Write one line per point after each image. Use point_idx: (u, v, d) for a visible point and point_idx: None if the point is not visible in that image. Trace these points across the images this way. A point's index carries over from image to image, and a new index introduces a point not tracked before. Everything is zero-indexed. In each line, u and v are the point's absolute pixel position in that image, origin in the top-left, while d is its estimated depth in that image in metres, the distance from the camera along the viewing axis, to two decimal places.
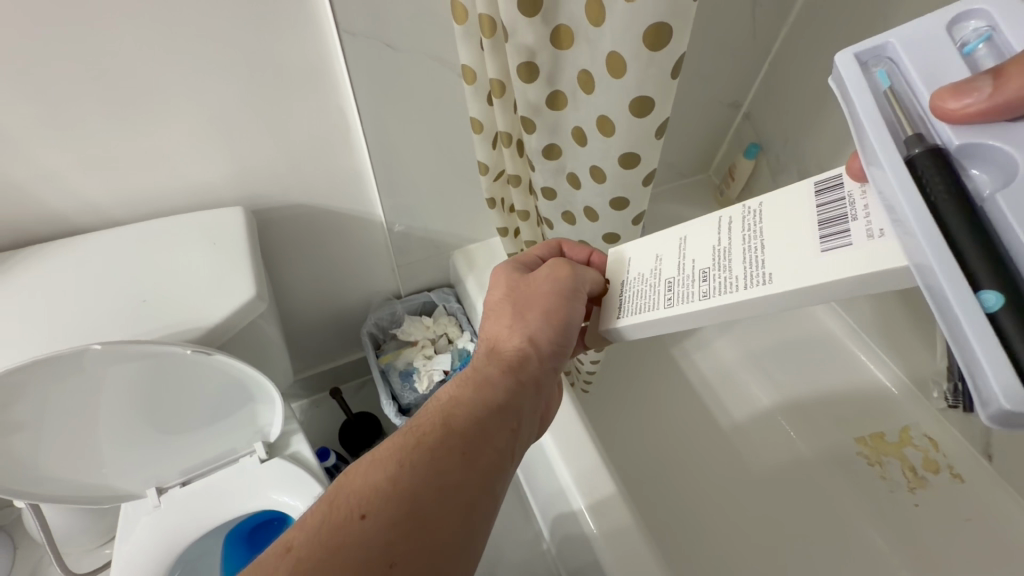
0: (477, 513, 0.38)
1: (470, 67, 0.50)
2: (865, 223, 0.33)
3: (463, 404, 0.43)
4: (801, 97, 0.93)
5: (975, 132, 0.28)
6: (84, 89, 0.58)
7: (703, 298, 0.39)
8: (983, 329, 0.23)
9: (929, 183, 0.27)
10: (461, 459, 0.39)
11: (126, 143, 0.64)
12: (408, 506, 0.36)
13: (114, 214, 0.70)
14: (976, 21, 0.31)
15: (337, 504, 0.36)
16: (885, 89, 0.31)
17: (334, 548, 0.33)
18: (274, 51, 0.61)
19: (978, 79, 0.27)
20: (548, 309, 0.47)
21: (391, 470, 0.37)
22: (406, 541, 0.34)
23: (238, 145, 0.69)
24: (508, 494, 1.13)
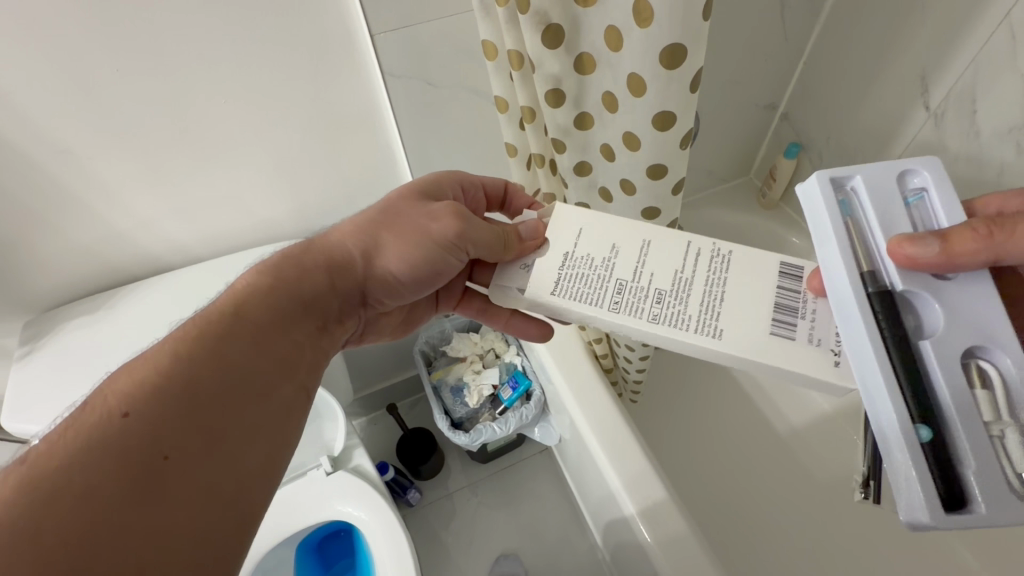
0: (265, 397, 0.40)
1: (502, 98, 0.53)
2: (809, 327, 0.41)
3: (260, 300, 0.43)
4: (842, 90, 0.91)
5: (918, 281, 0.34)
6: (173, 146, 0.66)
7: (651, 321, 0.43)
8: (917, 456, 0.30)
9: (881, 323, 0.33)
10: (249, 347, 0.40)
11: (207, 189, 0.72)
12: (185, 395, 0.36)
13: (198, 252, 0.79)
14: (915, 180, 0.38)
15: (93, 406, 0.34)
16: (847, 217, 0.37)
17: (88, 447, 0.32)
18: (330, 98, 0.68)
19: (928, 238, 0.34)
20: (412, 249, 0.48)
21: (162, 364, 0.36)
22: (179, 432, 0.34)
23: (300, 183, 0.76)
24: (562, 504, 1.14)
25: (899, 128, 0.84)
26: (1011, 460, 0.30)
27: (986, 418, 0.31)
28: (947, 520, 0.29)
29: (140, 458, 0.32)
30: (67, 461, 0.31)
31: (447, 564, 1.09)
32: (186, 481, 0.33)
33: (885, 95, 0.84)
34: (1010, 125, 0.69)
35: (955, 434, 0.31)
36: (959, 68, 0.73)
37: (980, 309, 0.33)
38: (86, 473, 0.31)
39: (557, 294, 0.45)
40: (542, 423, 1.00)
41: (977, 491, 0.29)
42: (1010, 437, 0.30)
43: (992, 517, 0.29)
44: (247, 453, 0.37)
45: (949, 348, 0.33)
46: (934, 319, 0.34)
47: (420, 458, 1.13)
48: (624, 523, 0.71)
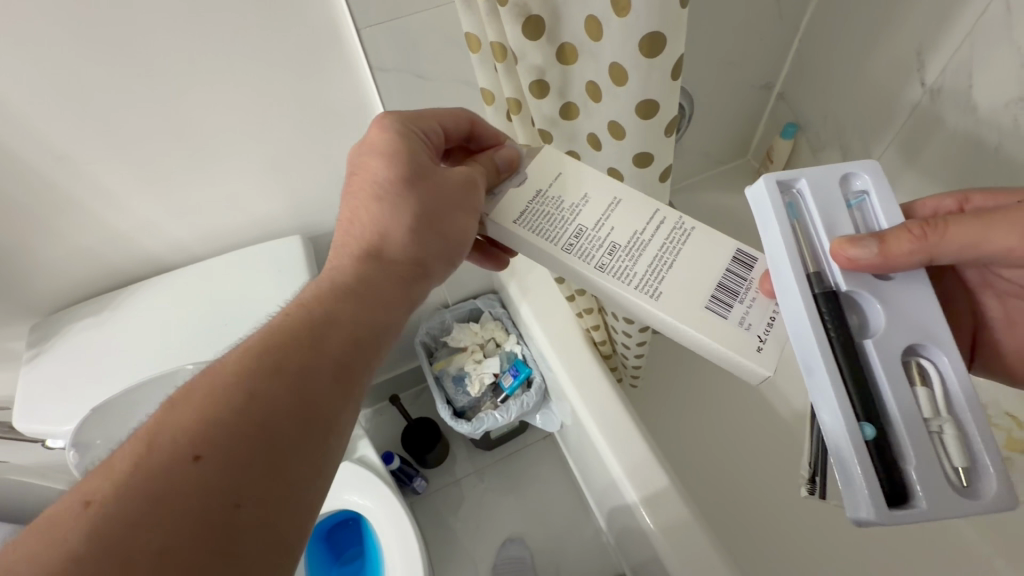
0: (337, 432, 0.37)
1: (488, 89, 0.54)
2: (743, 310, 0.42)
3: (323, 318, 0.40)
4: (839, 67, 0.90)
5: (860, 283, 0.37)
6: (167, 147, 0.67)
7: (596, 268, 0.44)
8: (864, 455, 0.32)
9: (827, 321, 0.36)
10: (325, 381, 0.37)
11: (204, 189, 0.73)
12: (259, 437, 0.33)
13: (197, 251, 0.80)
14: (856, 184, 0.41)
15: (159, 444, 0.32)
16: (793, 221, 0.39)
17: (162, 492, 0.30)
18: (321, 94, 0.68)
19: (868, 241, 0.36)
20: (442, 200, 0.45)
21: (239, 398, 0.34)
22: (255, 473, 0.33)
23: (294, 178, 0.77)
24: (568, 489, 1.16)
25: (896, 106, 0.83)
26: (947, 455, 0.33)
27: (926, 415, 0.34)
28: (887, 516, 0.31)
29: (218, 506, 0.31)
30: (139, 508, 0.29)
31: (455, 550, 1.12)
32: (261, 527, 0.32)
33: (881, 73, 0.83)
34: (1006, 99, 0.68)
35: (897, 433, 0.33)
36: (955, 43, 0.71)
37: (914, 306, 0.37)
38: (167, 522, 0.29)
39: (519, 224, 0.46)
40: (543, 410, 1.01)
41: (917, 488, 0.32)
42: (948, 434, 0.33)
43: (928, 512, 0.32)
44: (318, 495, 0.35)
45: (891, 346, 0.35)
46: (877, 318, 0.37)
47: (424, 446, 1.15)
48: (627, 510, 0.73)
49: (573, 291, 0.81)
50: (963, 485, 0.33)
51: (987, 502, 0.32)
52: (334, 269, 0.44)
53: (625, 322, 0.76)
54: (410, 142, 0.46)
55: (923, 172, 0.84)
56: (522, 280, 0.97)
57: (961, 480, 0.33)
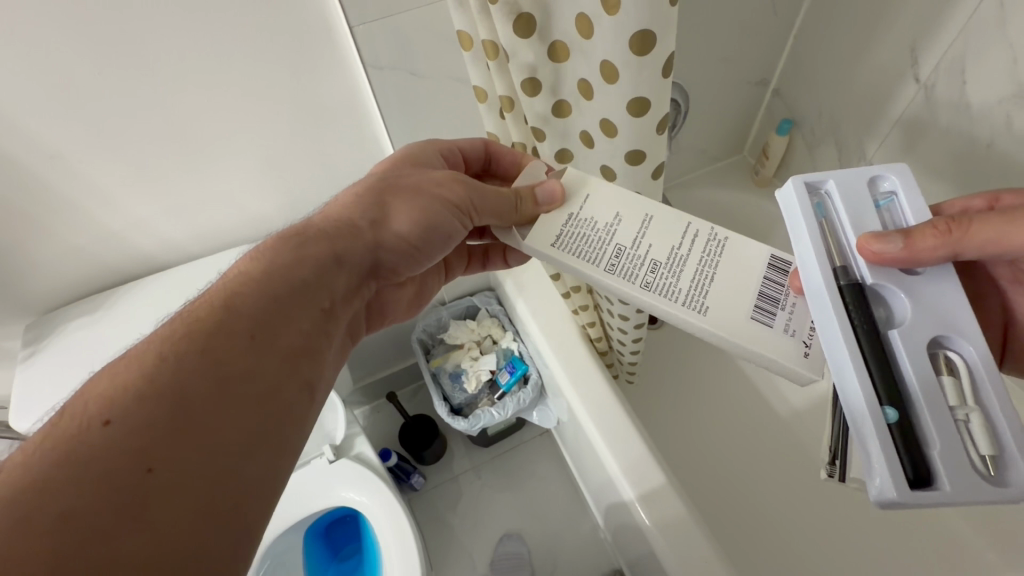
0: (266, 396, 0.35)
1: (481, 88, 0.54)
2: (786, 318, 0.42)
3: (249, 287, 0.39)
4: (832, 63, 0.90)
5: (886, 275, 0.38)
6: (161, 146, 0.67)
7: (642, 287, 0.44)
8: (889, 436, 0.33)
9: (853, 313, 0.36)
10: (249, 342, 0.36)
11: (197, 188, 0.73)
12: (173, 399, 0.32)
13: (191, 250, 0.80)
14: (885, 184, 0.42)
15: (72, 413, 0.31)
16: (821, 218, 0.40)
17: (65, 457, 0.28)
18: (313, 92, 0.68)
19: (893, 234, 0.37)
20: (416, 211, 0.47)
21: (152, 364, 0.33)
22: (167, 436, 0.31)
23: (290, 177, 0.77)
24: (566, 486, 1.17)
25: (890, 103, 0.84)
26: (974, 443, 0.33)
27: (952, 403, 0.34)
28: (912, 496, 0.31)
29: (123, 471, 0.29)
30: (43, 473, 0.28)
31: (453, 546, 1.12)
32: (178, 490, 0.30)
33: (875, 70, 0.83)
34: (1000, 96, 0.68)
35: (922, 418, 0.34)
36: (949, 39, 0.72)
37: (941, 301, 0.37)
38: (69, 487, 0.28)
39: (556, 246, 0.46)
40: (540, 406, 1.01)
41: (944, 471, 0.32)
42: (973, 422, 0.34)
43: (957, 495, 0.31)
44: (243, 462, 0.33)
45: (917, 336, 0.36)
46: (902, 310, 0.38)
47: (422, 443, 1.16)
48: (624, 507, 0.73)
49: (569, 288, 0.81)
50: (990, 473, 0.33)
51: (1017, 490, 0.32)
52: (272, 244, 0.43)
53: (620, 318, 0.76)
54: (415, 161, 0.52)
55: (916, 168, 0.84)
56: (518, 278, 0.97)
57: (988, 468, 0.33)
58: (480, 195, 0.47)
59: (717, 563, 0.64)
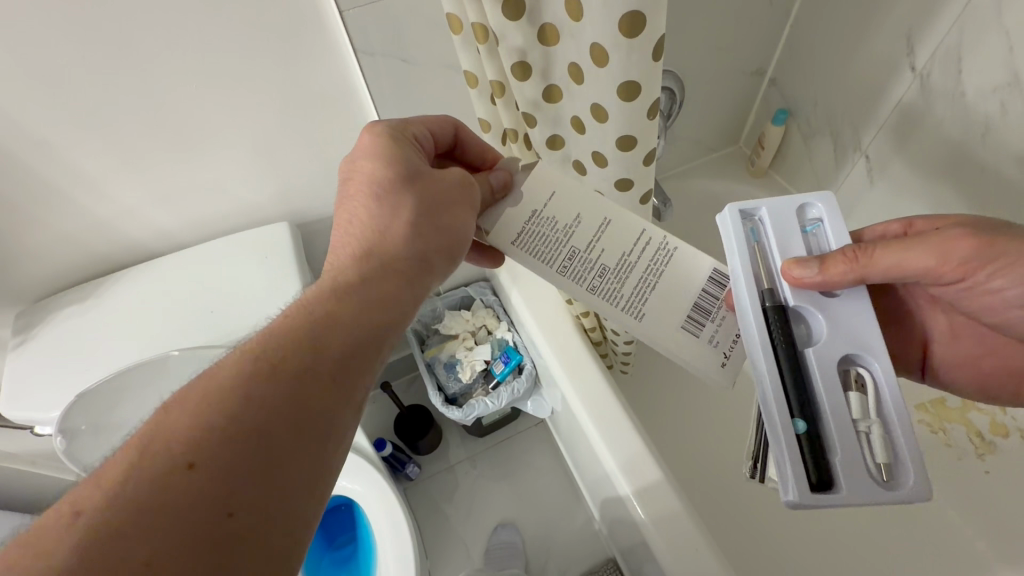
0: (331, 444, 0.36)
1: (471, 72, 0.53)
2: (713, 328, 0.46)
3: (325, 331, 0.39)
4: (829, 52, 0.89)
5: (804, 297, 0.40)
6: (150, 133, 0.66)
7: (588, 291, 0.46)
8: (793, 444, 0.35)
9: (774, 330, 0.39)
10: (321, 392, 0.37)
11: (187, 175, 0.72)
12: (250, 443, 0.33)
13: (182, 238, 0.80)
14: (812, 212, 0.44)
15: (155, 449, 0.32)
16: (754, 241, 0.42)
17: (151, 496, 0.30)
18: (305, 79, 0.67)
19: (811, 261, 0.39)
20: (437, 215, 0.45)
21: (233, 408, 0.34)
22: (243, 478, 0.32)
23: (282, 165, 0.76)
24: (561, 476, 1.17)
25: (887, 93, 0.83)
26: (872, 451, 0.35)
27: (856, 416, 0.36)
28: (813, 499, 0.33)
29: (203, 516, 0.31)
30: (128, 509, 0.30)
31: (448, 536, 1.13)
32: (250, 537, 0.32)
33: (872, 58, 0.83)
34: (995, 84, 0.68)
35: (827, 427, 0.36)
36: (946, 26, 0.71)
37: (850, 321, 0.40)
38: (153, 527, 0.29)
39: (516, 244, 0.47)
40: (535, 396, 1.02)
41: (841, 477, 0.34)
42: (874, 434, 0.35)
43: (850, 498, 0.33)
44: (309, 501, 0.35)
45: (828, 353, 0.38)
46: (819, 330, 0.40)
47: (417, 434, 1.16)
48: (620, 502, 0.73)
49: None
50: (885, 479, 0.35)
51: (909, 494, 0.34)
52: (330, 275, 0.43)
53: None
54: (408, 149, 0.47)
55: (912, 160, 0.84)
56: (513, 268, 0.97)
57: (884, 475, 0.35)
58: (486, 198, 0.47)
59: (707, 552, 0.64)
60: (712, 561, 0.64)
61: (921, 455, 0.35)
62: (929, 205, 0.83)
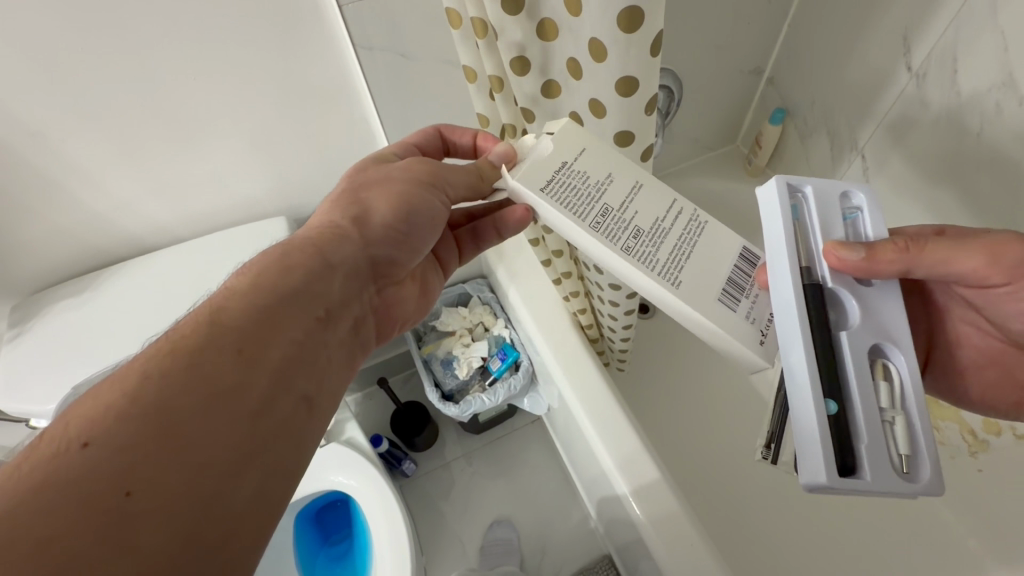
0: (262, 411, 0.32)
1: (470, 67, 0.53)
2: (749, 304, 0.44)
3: (239, 297, 0.36)
4: (826, 52, 0.90)
5: (842, 282, 0.40)
6: (148, 127, 0.66)
7: (623, 251, 0.42)
8: (828, 426, 0.35)
9: (811, 306, 0.37)
10: (238, 357, 0.33)
11: (185, 169, 0.72)
12: (161, 417, 0.29)
13: (179, 232, 0.80)
14: (853, 200, 0.43)
15: (50, 436, 0.28)
16: (794, 218, 0.41)
17: (42, 482, 0.26)
18: (303, 74, 0.67)
19: (857, 244, 0.38)
20: (392, 192, 0.45)
21: (136, 381, 0.30)
22: (152, 455, 0.28)
23: (280, 159, 0.76)
24: (557, 473, 1.18)
25: (882, 93, 0.84)
26: (894, 442, 0.36)
27: (883, 405, 0.37)
28: (839, 483, 0.33)
29: (99, 497, 0.26)
30: (19, 498, 0.25)
31: (445, 533, 1.13)
32: (166, 516, 0.27)
33: (868, 58, 0.83)
34: (989, 85, 0.68)
35: (856, 412, 0.36)
36: (942, 26, 0.71)
37: (880, 312, 0.40)
38: (48, 514, 0.25)
39: (544, 191, 0.43)
40: (531, 393, 1.02)
41: (865, 462, 0.35)
42: (897, 424, 0.37)
43: (874, 484, 0.34)
44: (235, 485, 0.30)
45: (861, 339, 0.38)
46: (854, 313, 0.39)
47: (414, 430, 1.16)
48: (617, 500, 0.74)
49: (560, 275, 0.81)
50: (903, 470, 0.36)
51: (922, 486, 0.36)
52: (271, 251, 0.40)
53: (610, 305, 0.76)
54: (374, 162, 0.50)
55: (907, 161, 0.84)
56: (511, 265, 0.97)
57: (902, 466, 0.36)
58: (449, 173, 0.48)
59: (702, 547, 0.65)
60: (706, 556, 0.64)
61: (936, 451, 0.37)
62: (923, 205, 0.84)
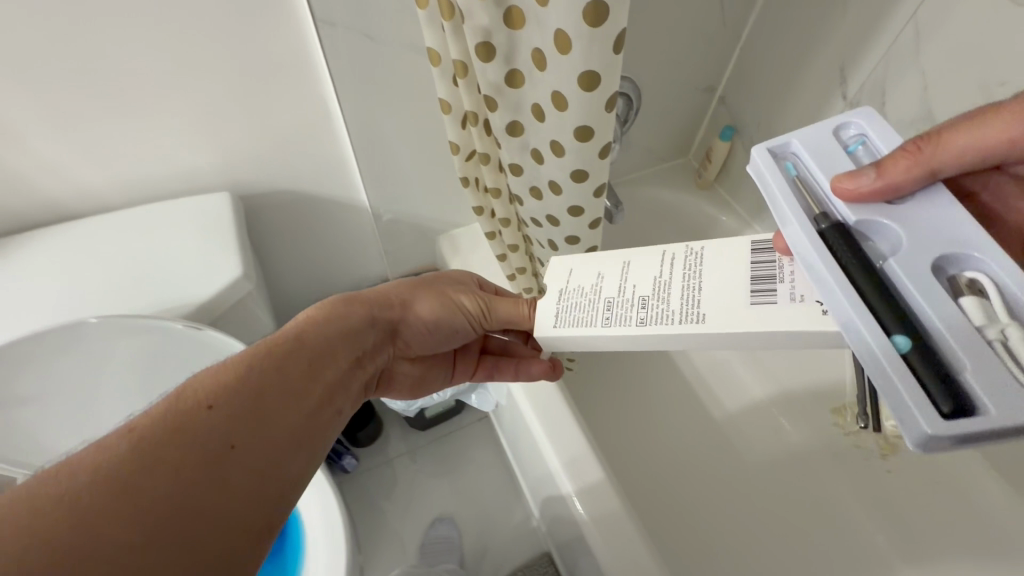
0: (315, 416, 0.42)
1: (435, 50, 0.53)
2: (790, 286, 0.40)
3: (319, 330, 0.47)
4: (772, 78, 0.95)
5: (870, 210, 0.36)
6: (82, 82, 0.62)
7: (639, 324, 0.43)
8: (902, 367, 0.29)
9: (840, 249, 0.33)
10: (307, 369, 0.44)
11: (121, 133, 0.67)
12: (255, 401, 0.39)
13: (111, 201, 0.74)
14: (851, 130, 0.41)
15: (181, 395, 0.37)
16: (793, 176, 0.39)
17: (175, 429, 0.34)
18: (259, 43, 0.65)
19: (863, 170, 0.36)
20: (438, 302, 0.55)
21: (245, 369, 0.40)
22: (252, 429, 0.37)
23: (227, 131, 0.72)
24: (503, 476, 1.17)
25: (820, 119, 0.90)
26: (1016, 362, 0.28)
27: (978, 323, 0.30)
28: (951, 426, 0.26)
29: (213, 449, 0.35)
30: (157, 439, 0.33)
31: (385, 533, 1.10)
32: (248, 474, 0.36)
33: (811, 84, 0.89)
34: (911, 117, 0.75)
35: (943, 341, 0.29)
36: (872, 61, 0.78)
37: (932, 223, 0.35)
38: (177, 452, 0.33)
39: (558, 326, 0.47)
40: (479, 390, 1.02)
41: (980, 394, 0.27)
42: (1010, 337, 0.29)
43: (1005, 417, 0.26)
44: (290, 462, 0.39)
45: (915, 261, 0.33)
46: (896, 239, 0.35)
47: (357, 426, 1.13)
48: (560, 500, 0.74)
49: (514, 271, 0.80)
50: None
51: None
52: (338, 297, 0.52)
53: None
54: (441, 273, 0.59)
55: None
56: (466, 259, 0.96)
57: None
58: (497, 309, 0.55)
59: (639, 541, 0.67)
60: (644, 553, 0.66)
61: None
62: None
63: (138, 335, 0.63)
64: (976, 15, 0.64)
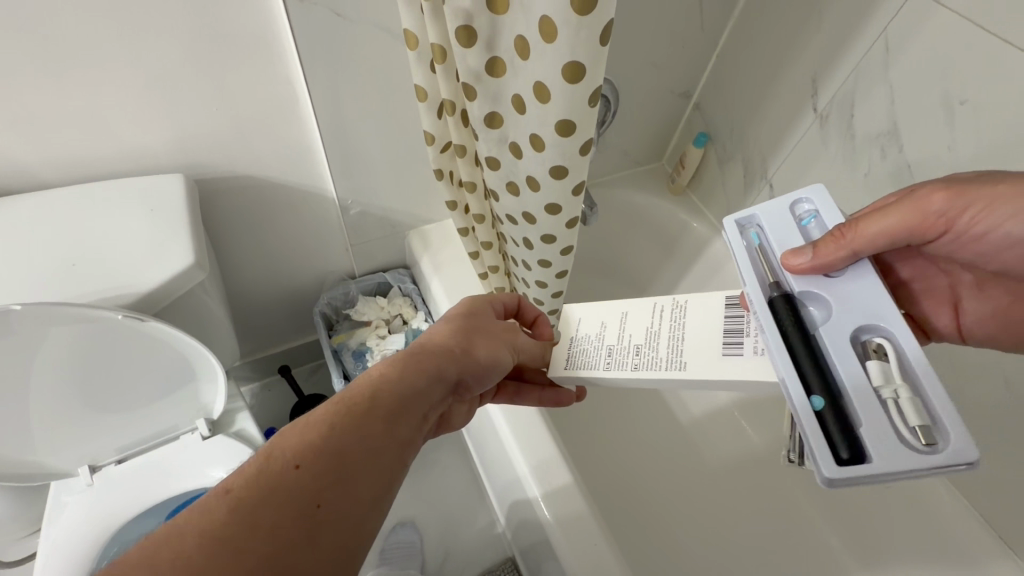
0: (390, 471, 0.40)
1: (412, 33, 0.51)
2: (754, 339, 0.42)
3: (390, 380, 0.43)
4: (746, 87, 0.97)
5: (811, 280, 0.39)
6: (13, 39, 0.56)
7: (633, 370, 0.46)
8: (813, 421, 0.32)
9: (784, 316, 0.37)
10: (383, 425, 0.40)
11: (59, 103, 0.61)
12: (339, 461, 0.37)
13: (47, 179, 0.67)
14: (805, 206, 0.44)
15: (271, 455, 0.36)
16: (756, 246, 0.42)
17: (270, 490, 0.34)
18: (219, 13, 0.60)
19: (803, 248, 0.39)
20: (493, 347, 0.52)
21: (324, 427, 0.38)
22: (337, 488, 0.36)
23: (180, 109, 0.67)
24: (468, 479, 1.15)
25: (789, 129, 0.91)
26: (903, 417, 0.31)
27: (877, 383, 0.33)
28: (844, 474, 0.30)
29: (301, 512, 0.34)
30: (258, 498, 0.34)
31: None
32: (334, 537, 0.35)
33: (782, 94, 0.91)
34: (878, 131, 0.77)
35: (849, 399, 0.33)
36: (843, 74, 0.80)
37: (861, 295, 0.38)
38: (273, 515, 0.33)
39: (568, 368, 0.50)
40: None
41: (870, 446, 0.31)
42: (901, 397, 0.32)
43: (885, 465, 0.30)
44: (368, 523, 0.37)
45: (838, 328, 0.36)
46: (828, 308, 0.38)
47: None
48: (525, 504, 0.72)
49: (488, 269, 0.77)
50: (922, 446, 0.30)
51: (949, 457, 0.30)
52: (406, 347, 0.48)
53: (536, 303, 0.73)
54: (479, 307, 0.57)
55: None
56: (440, 254, 0.93)
57: (921, 441, 0.31)
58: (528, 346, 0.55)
59: (605, 548, 0.65)
60: (610, 559, 0.64)
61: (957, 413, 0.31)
62: None
63: (73, 323, 0.58)
64: (940, 35, 0.66)
